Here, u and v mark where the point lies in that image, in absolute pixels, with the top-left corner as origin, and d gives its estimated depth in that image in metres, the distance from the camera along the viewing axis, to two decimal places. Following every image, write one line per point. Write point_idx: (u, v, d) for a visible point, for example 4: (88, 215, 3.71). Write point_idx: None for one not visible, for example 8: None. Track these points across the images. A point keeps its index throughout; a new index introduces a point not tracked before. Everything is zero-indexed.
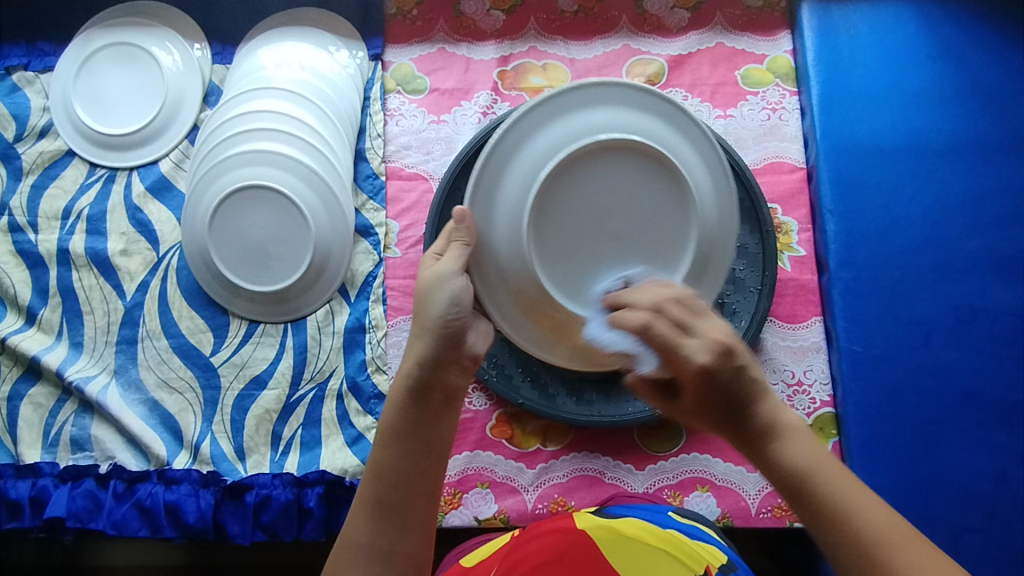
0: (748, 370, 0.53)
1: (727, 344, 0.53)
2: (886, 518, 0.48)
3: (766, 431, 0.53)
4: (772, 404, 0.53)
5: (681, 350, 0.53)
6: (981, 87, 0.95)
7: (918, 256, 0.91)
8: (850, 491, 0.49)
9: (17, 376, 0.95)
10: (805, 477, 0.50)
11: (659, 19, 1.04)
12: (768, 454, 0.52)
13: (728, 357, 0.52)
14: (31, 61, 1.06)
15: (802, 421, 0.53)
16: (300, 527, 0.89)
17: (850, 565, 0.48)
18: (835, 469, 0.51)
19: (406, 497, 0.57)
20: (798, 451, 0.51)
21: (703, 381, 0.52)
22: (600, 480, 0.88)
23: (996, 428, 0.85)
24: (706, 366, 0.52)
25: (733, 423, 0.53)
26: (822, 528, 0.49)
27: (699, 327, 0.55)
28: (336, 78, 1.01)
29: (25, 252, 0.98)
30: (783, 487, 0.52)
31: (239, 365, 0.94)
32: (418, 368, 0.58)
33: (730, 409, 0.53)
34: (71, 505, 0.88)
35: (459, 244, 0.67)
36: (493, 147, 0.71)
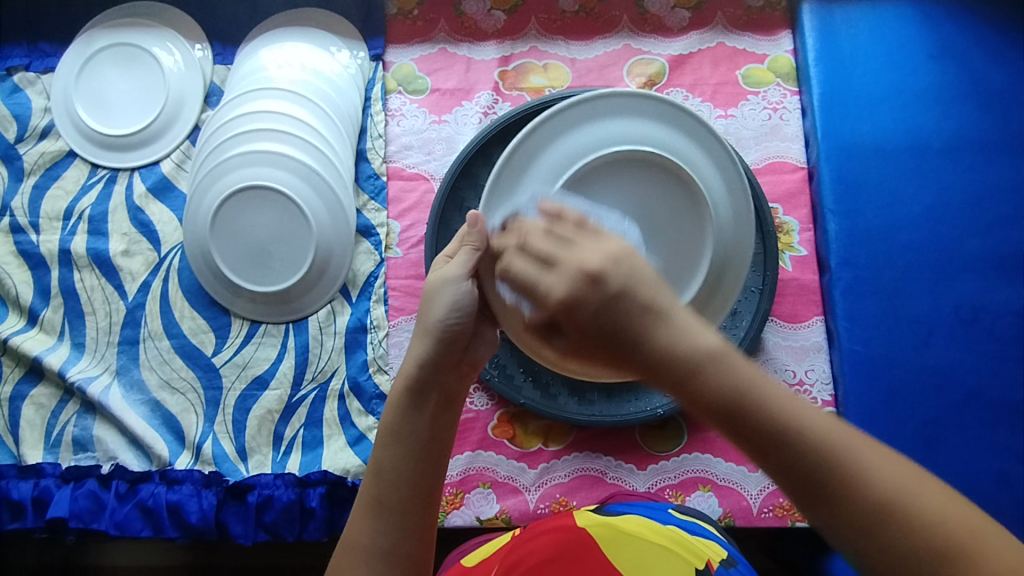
0: (632, 299, 0.41)
1: (590, 272, 0.41)
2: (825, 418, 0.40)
3: (683, 366, 0.40)
4: (679, 325, 0.40)
5: (539, 288, 0.43)
6: (982, 86, 0.95)
7: (919, 256, 0.91)
8: (786, 397, 0.40)
9: (19, 377, 0.95)
10: (736, 406, 0.39)
11: (660, 18, 1.04)
12: (694, 389, 0.40)
13: (597, 286, 0.41)
14: (32, 62, 1.06)
15: (722, 336, 0.41)
16: (303, 527, 0.89)
17: (805, 484, 0.40)
18: (761, 377, 0.40)
19: (407, 501, 0.56)
20: (720, 382, 0.39)
21: (569, 319, 0.42)
22: (602, 480, 0.88)
23: (998, 427, 0.85)
24: (563, 302, 0.42)
25: (631, 363, 0.41)
26: (768, 453, 0.40)
27: (566, 257, 0.43)
28: (337, 78, 1.01)
29: (26, 253, 0.98)
30: (710, 417, 0.40)
31: (240, 365, 0.94)
32: (417, 370, 0.57)
33: (623, 352, 0.41)
34: (73, 506, 0.89)
35: (470, 249, 0.57)
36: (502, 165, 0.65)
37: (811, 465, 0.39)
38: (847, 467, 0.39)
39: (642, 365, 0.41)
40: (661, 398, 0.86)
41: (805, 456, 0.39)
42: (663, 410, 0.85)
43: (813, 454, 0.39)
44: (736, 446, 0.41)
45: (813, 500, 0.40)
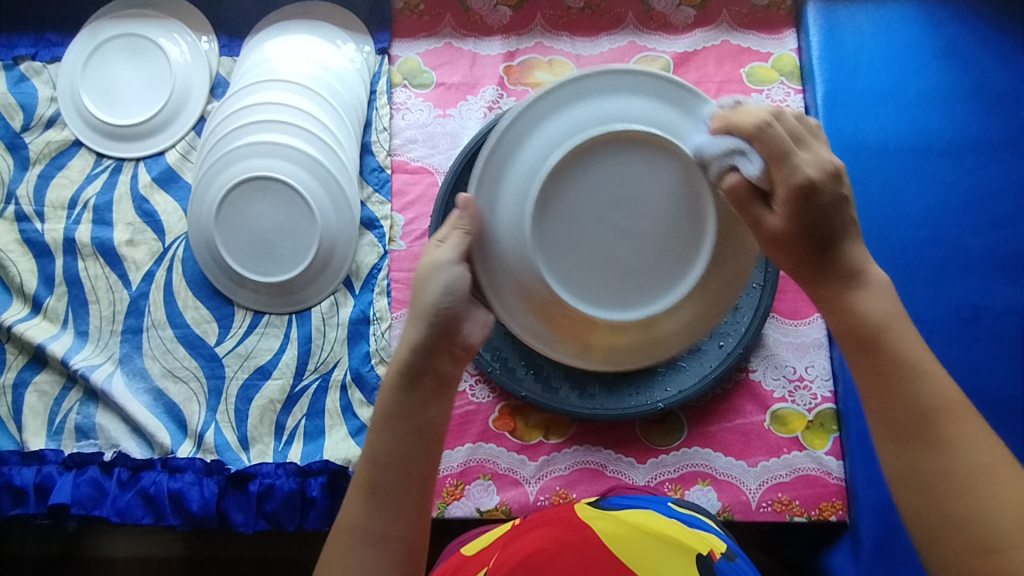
0: (846, 210, 0.55)
1: (834, 168, 0.55)
2: (953, 394, 0.51)
3: (850, 273, 0.55)
4: (859, 249, 0.56)
5: (792, 159, 0.54)
6: (986, 87, 0.96)
7: (920, 254, 0.91)
8: (918, 350, 0.52)
9: (22, 364, 0.95)
10: (880, 326, 0.53)
11: (665, 16, 1.05)
12: (848, 295, 0.54)
13: (834, 183, 0.54)
14: (39, 51, 1.06)
15: (885, 278, 0.55)
16: (303, 516, 0.90)
17: (895, 419, 0.51)
18: (907, 328, 0.53)
19: (400, 484, 0.56)
20: (873, 301, 0.54)
21: (803, 197, 0.53)
22: (602, 473, 0.88)
23: (997, 425, 0.85)
24: (810, 181, 0.53)
25: (815, 256, 0.55)
26: (881, 378, 0.52)
27: (813, 146, 0.56)
28: (343, 72, 1.02)
29: (31, 242, 0.99)
30: (851, 327, 0.54)
31: (243, 355, 0.95)
32: (411, 354, 0.57)
33: (819, 244, 0.55)
34: (75, 493, 0.89)
35: (462, 232, 0.63)
36: (490, 151, 0.66)
37: (909, 408, 0.50)
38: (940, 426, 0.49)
39: (835, 260, 0.55)
40: (662, 392, 0.87)
41: (908, 401, 0.51)
42: (663, 404, 0.86)
43: (914, 405, 0.50)
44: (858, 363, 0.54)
45: (908, 435, 0.50)
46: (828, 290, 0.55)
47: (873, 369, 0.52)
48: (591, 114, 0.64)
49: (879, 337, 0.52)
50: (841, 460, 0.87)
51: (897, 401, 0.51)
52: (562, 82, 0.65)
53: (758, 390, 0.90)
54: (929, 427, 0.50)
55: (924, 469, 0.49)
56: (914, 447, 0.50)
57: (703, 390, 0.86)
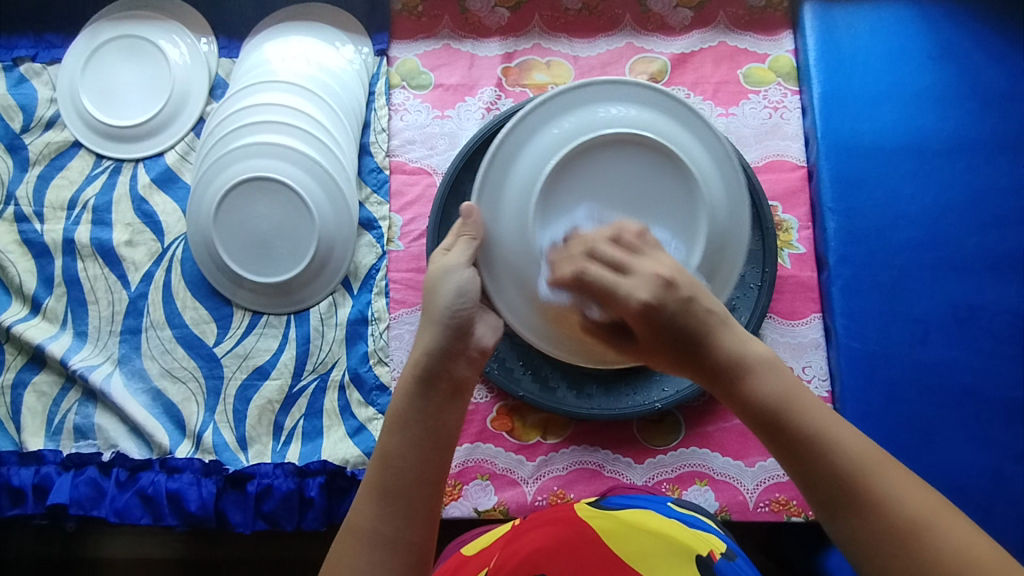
0: (696, 306, 0.52)
1: (667, 279, 0.52)
2: (865, 444, 0.47)
3: (730, 366, 0.51)
4: (732, 336, 0.52)
5: (619, 290, 0.53)
6: (982, 87, 0.96)
7: (917, 254, 0.92)
8: (823, 414, 0.49)
9: (20, 365, 0.96)
10: (780, 407, 0.49)
11: (662, 17, 1.05)
12: (741, 388, 0.51)
13: (669, 291, 0.52)
14: (38, 52, 1.07)
15: (768, 353, 0.52)
16: (301, 516, 0.90)
17: (824, 490, 0.47)
18: (809, 397, 0.49)
19: (411, 487, 0.55)
20: (766, 384, 0.50)
21: (646, 318, 0.51)
22: (599, 473, 0.88)
23: (994, 425, 0.86)
24: (645, 305, 0.51)
25: (689, 360, 0.52)
26: (795, 454, 0.48)
27: (637, 266, 0.54)
28: (342, 73, 1.02)
29: (30, 242, 0.99)
30: (754, 419, 0.50)
31: (242, 355, 0.95)
32: (426, 358, 0.59)
33: (685, 353, 0.52)
34: (73, 493, 0.89)
35: (466, 238, 0.67)
36: (494, 154, 0.72)
37: (831, 475, 0.46)
38: (870, 486, 0.45)
39: (709, 362, 0.52)
40: (659, 392, 0.87)
41: (830, 469, 0.46)
42: (661, 404, 0.86)
43: (837, 469, 0.46)
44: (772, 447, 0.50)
45: (840, 506, 0.46)
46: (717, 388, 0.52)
47: (785, 450, 0.48)
48: (580, 120, 0.71)
49: (781, 418, 0.48)
50: None
51: (819, 471, 0.47)
52: (562, 92, 0.72)
53: None
54: (857, 493, 0.46)
55: (863, 539, 0.45)
56: (846, 518, 0.46)
57: (701, 391, 0.86)
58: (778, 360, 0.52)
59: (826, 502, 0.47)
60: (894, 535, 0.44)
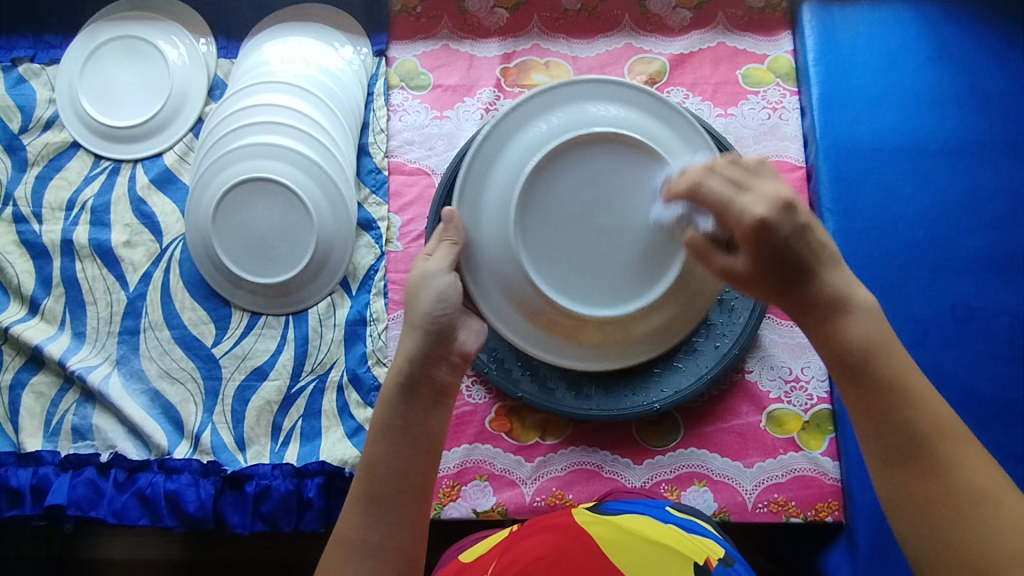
0: (812, 230, 0.56)
1: (785, 201, 0.56)
2: (944, 414, 0.53)
3: (833, 303, 0.56)
4: (841, 276, 0.56)
5: (736, 206, 0.56)
6: (980, 88, 0.96)
7: (916, 255, 0.91)
8: (907, 371, 0.54)
9: (20, 365, 0.95)
10: (867, 353, 0.54)
11: (661, 18, 1.05)
12: (833, 328, 0.56)
13: (790, 214, 0.55)
14: (37, 53, 1.07)
15: (870, 298, 0.56)
16: (300, 518, 0.90)
17: (891, 445, 0.53)
18: (897, 354, 0.55)
19: (397, 494, 0.57)
20: (859, 328, 0.55)
21: (761, 235, 0.55)
22: (598, 474, 0.88)
23: (993, 426, 0.86)
24: (764, 219, 0.54)
25: (795, 289, 0.56)
26: (873, 404, 0.54)
27: (756, 186, 0.58)
28: (341, 73, 1.02)
29: (28, 243, 0.99)
30: (839, 358, 0.56)
31: (240, 356, 0.95)
32: (408, 364, 0.59)
33: (793, 277, 0.56)
34: (71, 494, 0.89)
35: (448, 244, 0.69)
36: (469, 167, 0.77)
37: (903, 431, 0.53)
38: (940, 452, 0.52)
39: (811, 291, 0.56)
40: (658, 393, 0.87)
41: (902, 425, 0.53)
42: (660, 404, 0.86)
43: (911, 428, 0.52)
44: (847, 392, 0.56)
45: (903, 456, 0.52)
46: (810, 321, 0.57)
47: (863, 396, 0.54)
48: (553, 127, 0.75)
49: (867, 364, 0.54)
50: (837, 460, 0.87)
51: (891, 425, 0.53)
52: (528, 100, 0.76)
53: (754, 390, 0.90)
54: (924, 455, 0.52)
55: (920, 493, 0.52)
56: (908, 465, 0.52)
57: (700, 391, 0.86)
58: (877, 309, 0.56)
59: (891, 452, 0.53)
60: (955, 496, 0.50)
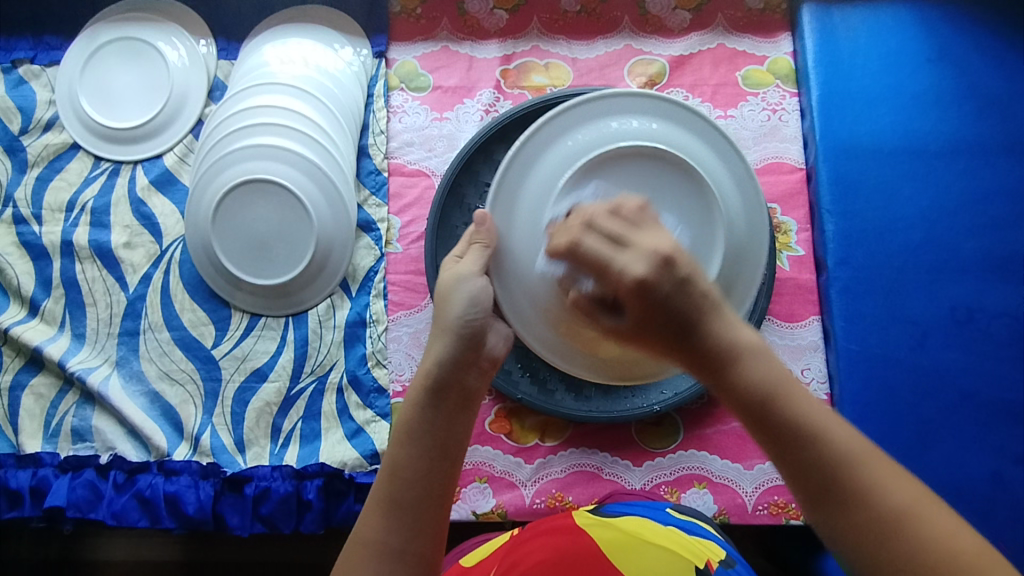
0: (692, 282, 0.49)
1: (664, 255, 0.49)
2: (854, 435, 0.47)
3: (725, 351, 0.49)
4: (726, 322, 0.50)
5: (613, 266, 0.51)
6: (980, 89, 0.96)
7: (916, 256, 0.91)
8: (811, 405, 0.48)
9: (19, 367, 0.95)
10: (767, 397, 0.48)
11: (661, 19, 1.05)
12: (729, 376, 0.49)
13: (668, 268, 0.49)
14: (37, 55, 1.07)
15: (759, 337, 0.50)
16: (299, 520, 0.90)
17: (812, 485, 0.46)
18: (796, 384, 0.49)
19: (419, 498, 0.55)
20: (756, 371, 0.48)
21: (641, 294, 0.49)
22: (598, 476, 0.88)
23: (993, 427, 0.86)
24: (641, 277, 0.49)
25: (682, 343, 0.50)
26: (784, 447, 0.47)
27: (636, 240, 0.52)
28: (341, 75, 1.02)
29: (28, 244, 0.99)
30: (742, 409, 0.49)
31: (240, 358, 0.95)
32: (437, 368, 0.58)
33: (679, 332, 0.50)
34: (71, 495, 0.89)
35: (480, 246, 0.66)
36: (505, 170, 0.68)
37: (820, 468, 0.46)
38: (862, 478, 0.45)
39: (702, 345, 0.49)
40: (658, 394, 0.87)
41: (818, 460, 0.46)
42: (660, 406, 0.86)
43: (826, 461, 0.46)
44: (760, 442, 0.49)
45: (824, 498, 0.46)
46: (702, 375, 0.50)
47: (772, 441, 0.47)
48: (600, 129, 0.67)
49: (770, 409, 0.47)
50: None
51: (808, 465, 0.46)
52: (577, 103, 0.69)
53: None
54: (845, 486, 0.45)
55: (850, 531, 0.45)
56: (830, 510, 0.46)
57: (699, 393, 0.86)
58: (766, 344, 0.50)
59: (813, 495, 0.46)
60: (879, 528, 0.45)
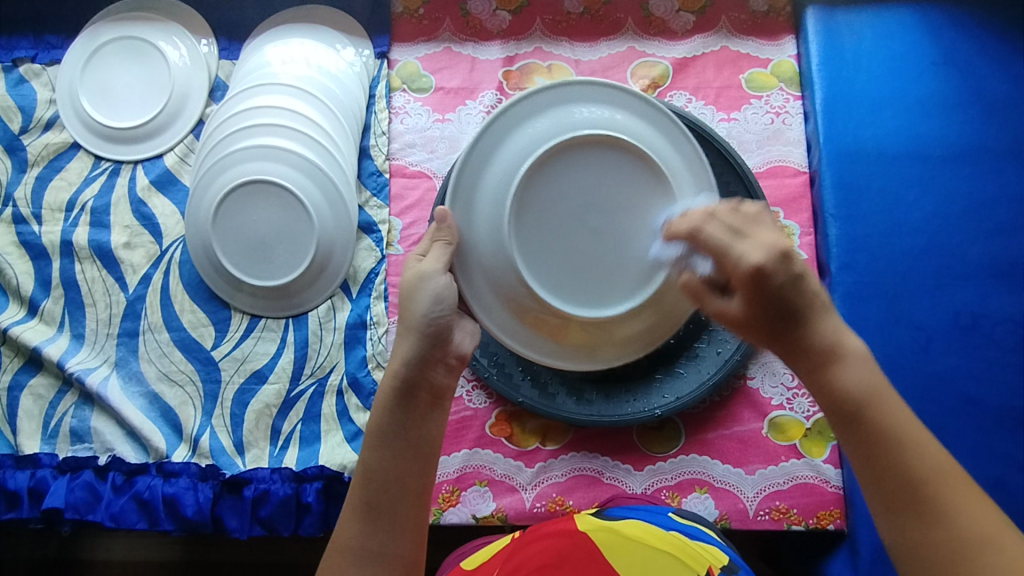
0: (806, 280, 0.55)
1: (783, 250, 0.55)
2: (940, 457, 0.53)
3: (827, 351, 0.55)
4: (832, 324, 0.56)
5: (732, 251, 0.56)
6: (985, 94, 0.96)
7: (920, 261, 0.91)
8: (906, 420, 0.54)
9: (18, 367, 0.95)
10: (862, 400, 0.54)
11: (664, 22, 1.05)
12: (827, 376, 0.55)
13: (786, 264, 0.54)
14: (38, 53, 1.06)
15: (862, 345, 0.56)
16: (298, 522, 0.90)
17: (891, 490, 0.53)
18: (891, 398, 0.54)
19: (395, 501, 0.57)
20: (854, 375, 0.54)
21: (756, 282, 0.54)
22: (599, 480, 0.88)
23: (996, 434, 0.85)
24: (760, 266, 0.54)
25: (786, 334, 0.55)
26: (871, 453, 0.53)
27: (753, 233, 0.56)
28: (342, 75, 1.02)
29: (28, 244, 0.99)
30: (835, 407, 0.55)
31: (239, 359, 0.95)
32: (405, 367, 0.59)
33: (785, 325, 0.55)
34: (69, 496, 0.89)
35: (442, 244, 0.68)
36: (463, 166, 0.71)
37: (904, 476, 0.52)
38: (940, 496, 0.52)
39: (803, 338, 0.55)
40: (660, 399, 0.86)
41: (901, 469, 0.53)
42: (662, 410, 0.85)
43: (911, 472, 0.52)
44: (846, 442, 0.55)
45: (901, 505, 0.53)
46: (799, 367, 0.56)
47: (860, 443, 0.54)
48: (557, 118, 0.69)
49: (864, 412, 0.54)
50: (840, 467, 0.86)
51: (891, 471, 0.53)
52: (524, 98, 0.70)
53: (757, 397, 0.90)
54: (924, 499, 0.52)
55: (921, 539, 0.52)
56: (905, 515, 0.52)
57: (701, 397, 0.86)
58: (868, 355, 0.56)
59: (894, 499, 0.53)
60: (951, 542, 0.51)
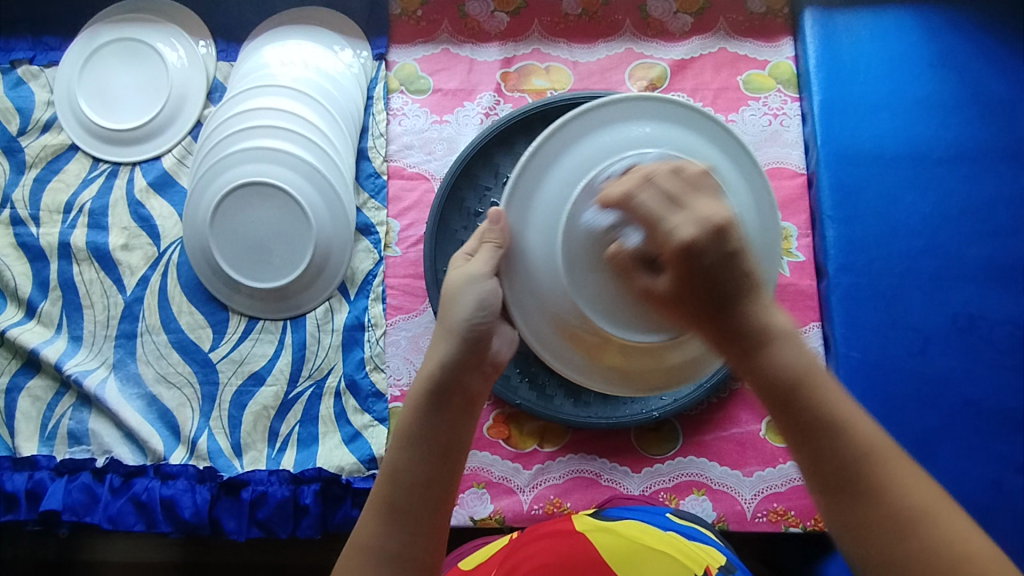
0: (737, 256, 0.49)
1: (718, 224, 0.48)
2: (873, 429, 0.50)
3: (760, 333, 0.51)
4: (762, 305, 0.51)
5: (664, 224, 0.49)
6: (983, 95, 0.96)
7: (917, 263, 0.91)
8: (836, 398, 0.51)
9: (16, 369, 0.95)
10: (794, 383, 0.50)
11: (663, 23, 1.05)
12: (758, 358, 0.51)
13: (716, 238, 0.48)
14: (36, 55, 1.06)
15: (791, 323, 0.52)
16: (296, 524, 0.90)
17: (828, 472, 0.50)
18: (822, 375, 0.51)
19: (419, 505, 0.55)
20: (784, 356, 0.51)
21: (685, 258, 0.48)
22: (597, 482, 0.88)
23: (993, 436, 0.85)
24: (688, 243, 0.48)
25: (716, 316, 0.51)
26: (804, 435, 0.50)
27: (693, 205, 0.49)
28: (340, 76, 1.01)
29: (25, 246, 0.99)
30: (768, 391, 0.51)
31: (237, 361, 0.94)
32: (440, 370, 0.57)
33: (715, 305, 0.50)
34: (67, 499, 0.89)
35: (492, 246, 0.59)
36: (523, 168, 0.59)
37: (839, 454, 0.49)
38: (878, 470, 0.49)
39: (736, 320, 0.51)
40: (657, 400, 0.86)
41: (836, 447, 0.49)
42: (659, 412, 0.85)
43: (847, 450, 0.49)
44: (783, 429, 0.51)
45: (841, 486, 0.49)
46: (730, 350, 0.52)
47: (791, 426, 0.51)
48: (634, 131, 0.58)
49: (797, 394, 0.50)
50: None
51: (824, 451, 0.49)
52: (611, 101, 0.59)
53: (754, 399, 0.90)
54: (864, 478, 0.49)
55: (862, 518, 0.48)
56: (844, 499, 0.49)
57: (699, 399, 0.86)
58: (797, 332, 0.52)
59: (828, 482, 0.49)
60: (891, 520, 0.48)
